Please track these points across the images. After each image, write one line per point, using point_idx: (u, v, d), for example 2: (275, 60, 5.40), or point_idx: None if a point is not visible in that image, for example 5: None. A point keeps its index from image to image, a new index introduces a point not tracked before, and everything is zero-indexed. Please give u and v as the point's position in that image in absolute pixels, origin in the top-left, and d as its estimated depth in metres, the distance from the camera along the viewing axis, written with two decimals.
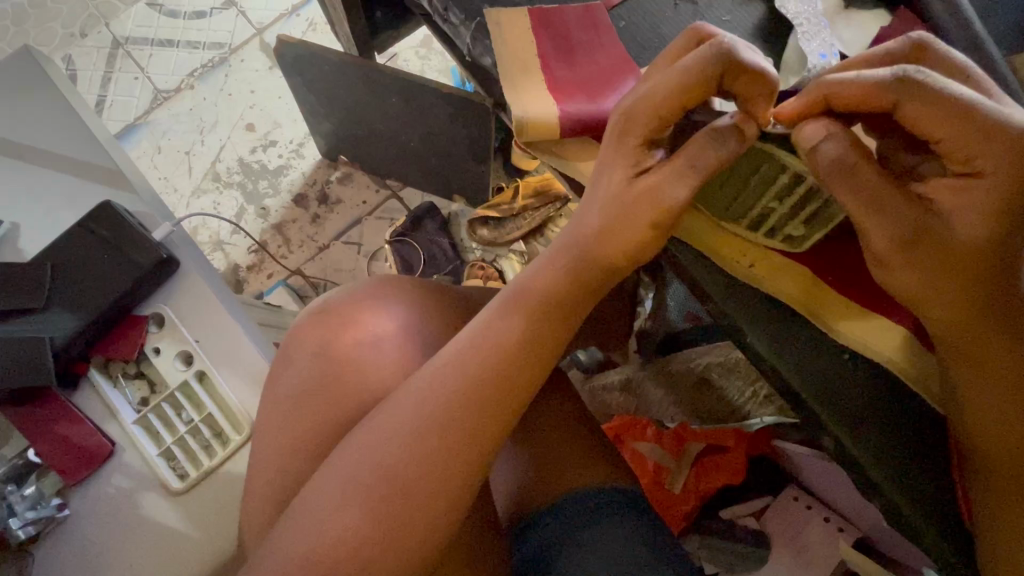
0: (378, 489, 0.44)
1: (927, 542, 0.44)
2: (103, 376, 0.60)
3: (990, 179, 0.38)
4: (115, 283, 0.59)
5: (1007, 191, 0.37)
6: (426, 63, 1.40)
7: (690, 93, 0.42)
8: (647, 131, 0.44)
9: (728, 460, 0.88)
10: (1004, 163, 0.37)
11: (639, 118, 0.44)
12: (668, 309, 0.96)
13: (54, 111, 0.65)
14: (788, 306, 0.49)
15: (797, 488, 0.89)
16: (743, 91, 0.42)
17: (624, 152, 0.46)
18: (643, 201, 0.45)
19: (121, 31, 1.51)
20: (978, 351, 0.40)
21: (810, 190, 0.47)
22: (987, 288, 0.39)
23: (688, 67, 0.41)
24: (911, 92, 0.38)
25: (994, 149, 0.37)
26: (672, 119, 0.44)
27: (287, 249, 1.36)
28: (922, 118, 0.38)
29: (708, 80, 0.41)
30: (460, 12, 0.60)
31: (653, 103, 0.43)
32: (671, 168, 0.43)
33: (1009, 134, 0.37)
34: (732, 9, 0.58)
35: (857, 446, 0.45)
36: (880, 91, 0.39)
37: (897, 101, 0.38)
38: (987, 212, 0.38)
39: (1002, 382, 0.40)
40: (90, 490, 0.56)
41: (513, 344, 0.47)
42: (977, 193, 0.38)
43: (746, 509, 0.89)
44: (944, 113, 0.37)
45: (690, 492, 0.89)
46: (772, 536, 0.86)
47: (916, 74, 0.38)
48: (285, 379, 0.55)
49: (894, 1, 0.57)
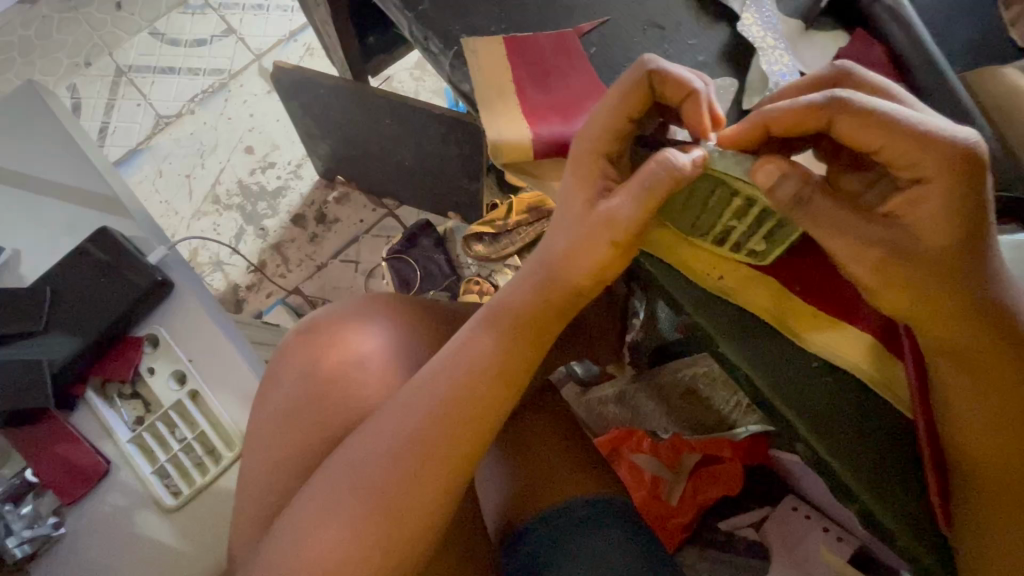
0: (365, 502, 0.45)
1: (903, 543, 0.45)
2: (99, 397, 0.61)
3: (933, 183, 0.38)
4: (113, 305, 0.61)
5: (955, 192, 0.38)
6: (420, 84, 1.44)
7: (625, 97, 0.47)
8: (599, 147, 0.48)
9: (726, 470, 0.88)
10: (945, 169, 0.38)
11: (591, 133, 0.48)
12: (660, 320, 0.99)
13: (56, 142, 0.67)
14: (758, 317, 0.51)
15: (797, 498, 0.88)
16: (674, 97, 0.47)
17: (580, 175, 0.49)
18: (601, 225, 0.46)
19: (124, 60, 1.56)
20: (959, 349, 0.41)
21: (763, 212, 0.47)
22: (959, 291, 0.40)
23: (624, 79, 0.48)
24: (841, 109, 0.39)
25: (928, 154, 0.38)
26: (621, 130, 0.48)
27: (285, 269, 1.38)
28: (856, 133, 0.39)
29: (642, 85, 0.47)
30: (439, 41, 0.62)
31: (590, 142, 0.48)
32: (629, 193, 0.45)
33: (942, 139, 0.38)
34: (698, 33, 0.60)
35: (828, 450, 0.47)
36: (813, 112, 0.40)
37: (831, 119, 0.40)
38: (947, 213, 0.39)
39: (974, 380, 0.41)
40: (86, 509, 0.57)
41: (487, 361, 0.48)
42: (931, 200, 0.39)
43: (746, 519, 0.89)
44: (871, 126, 0.39)
45: (687, 502, 0.88)
46: (772, 546, 0.86)
47: (846, 95, 0.40)
48: (274, 396, 0.56)
49: (851, 24, 0.60)
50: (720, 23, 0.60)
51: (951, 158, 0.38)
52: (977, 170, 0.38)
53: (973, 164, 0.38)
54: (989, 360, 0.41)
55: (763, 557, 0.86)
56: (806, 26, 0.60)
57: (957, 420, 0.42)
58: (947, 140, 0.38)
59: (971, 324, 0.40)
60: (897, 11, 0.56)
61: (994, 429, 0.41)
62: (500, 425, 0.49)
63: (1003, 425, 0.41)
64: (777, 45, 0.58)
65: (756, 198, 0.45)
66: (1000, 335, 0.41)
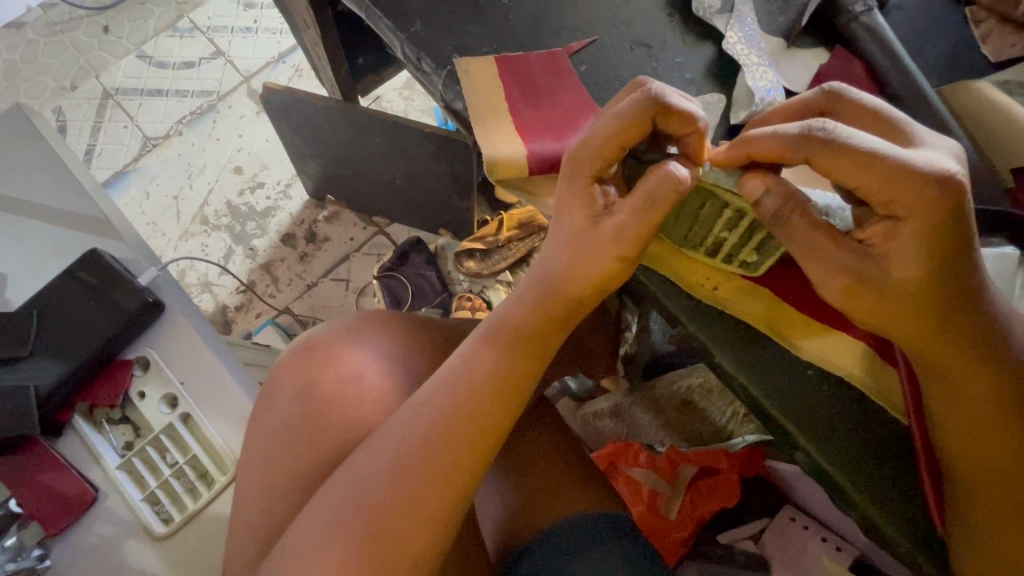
0: (362, 527, 0.44)
1: (901, 547, 0.46)
2: (87, 423, 0.60)
3: (909, 221, 0.39)
4: (101, 328, 0.60)
5: (931, 224, 0.38)
6: (409, 103, 1.46)
7: (625, 129, 0.45)
8: (594, 170, 0.48)
9: (722, 482, 0.88)
10: (920, 203, 0.38)
11: (585, 157, 0.47)
12: (652, 333, 1.00)
13: (44, 164, 0.67)
14: (752, 327, 0.51)
15: (793, 508, 0.88)
16: (677, 132, 0.46)
17: (578, 192, 0.49)
18: (608, 240, 0.47)
19: (112, 83, 1.56)
20: (942, 367, 0.42)
21: (753, 223, 0.49)
22: (935, 315, 0.41)
23: (623, 109, 0.45)
24: (816, 148, 0.40)
25: (902, 193, 0.38)
26: (614, 158, 0.47)
27: (275, 288, 1.37)
28: (835, 168, 0.40)
29: (644, 119, 0.45)
30: (432, 61, 0.62)
31: (596, 145, 0.46)
32: (634, 208, 0.45)
33: (920, 178, 0.38)
34: (684, 51, 0.61)
35: (827, 458, 0.47)
36: (790, 148, 0.41)
37: (809, 156, 0.41)
38: (921, 250, 0.39)
39: (956, 400, 0.42)
40: (73, 540, 0.56)
41: (486, 378, 0.48)
42: (903, 235, 0.40)
43: (743, 532, 0.89)
44: (849, 163, 0.39)
45: (687, 516, 0.88)
46: (772, 559, 0.86)
47: (824, 129, 0.40)
48: (270, 417, 0.55)
49: (831, 43, 0.62)
50: (705, 42, 0.62)
51: (925, 198, 0.38)
52: (954, 208, 0.38)
53: (949, 202, 0.38)
54: (971, 378, 0.42)
55: (764, 567, 0.85)
56: (788, 44, 0.62)
57: (947, 436, 0.43)
58: (923, 177, 0.38)
59: (956, 341, 0.41)
60: (873, 30, 0.58)
61: (982, 444, 0.42)
62: (502, 441, 0.48)
63: (981, 446, 0.42)
64: (761, 62, 0.59)
65: (746, 210, 0.48)
66: (982, 355, 0.42)
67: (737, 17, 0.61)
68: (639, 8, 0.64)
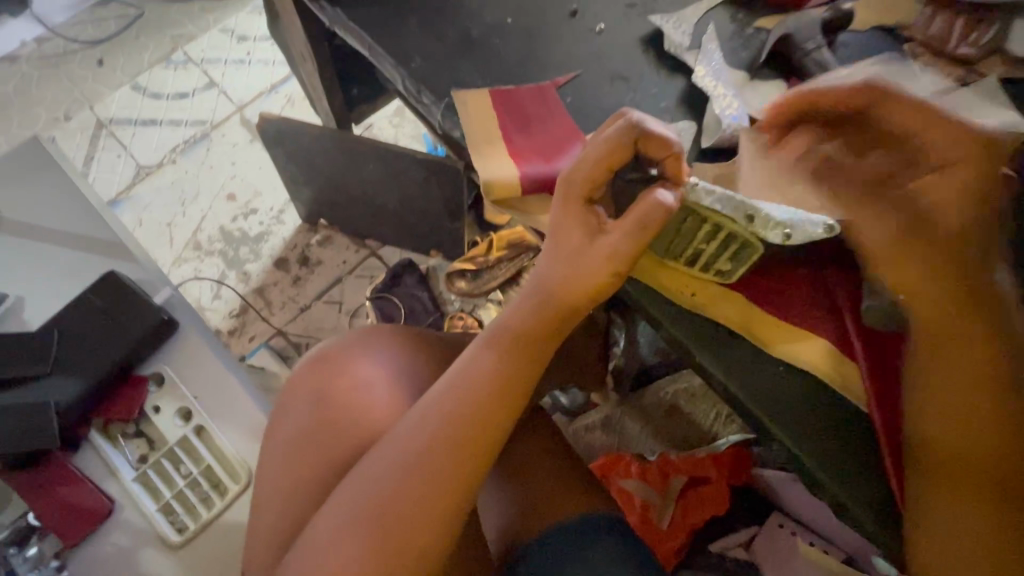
0: (374, 519, 0.48)
1: (866, 526, 0.51)
2: (103, 437, 0.62)
3: (960, 169, 0.45)
4: (118, 345, 0.63)
5: (975, 177, 0.45)
6: (399, 131, 1.53)
7: (610, 152, 0.51)
8: (586, 190, 0.53)
9: (712, 492, 0.92)
10: (970, 153, 0.45)
11: (577, 179, 0.53)
12: (641, 345, 1.06)
13: (59, 191, 0.71)
14: (728, 330, 0.56)
15: (782, 514, 0.91)
16: (656, 153, 0.52)
17: (573, 210, 0.53)
18: (599, 254, 0.52)
19: (106, 114, 1.61)
20: (940, 335, 0.46)
21: (729, 235, 0.54)
22: (961, 267, 0.46)
23: (608, 135, 0.52)
24: (879, 98, 0.47)
25: (955, 140, 0.45)
26: (603, 179, 0.53)
27: (269, 311, 1.40)
28: (896, 117, 0.47)
29: (625, 143, 0.51)
30: (431, 93, 0.68)
31: (584, 167, 0.52)
32: (625, 230, 0.50)
33: (969, 129, 0.45)
34: (660, 83, 0.68)
35: (797, 446, 0.52)
36: (855, 96, 0.48)
37: (868, 106, 0.48)
38: (960, 198, 0.45)
39: (936, 381, 0.46)
40: (90, 550, 0.58)
41: (491, 379, 0.52)
42: (953, 180, 0.45)
43: (734, 540, 0.92)
44: (910, 111, 0.46)
45: (677, 527, 0.91)
46: (761, 564, 0.88)
47: (884, 84, 0.48)
48: (286, 425, 0.59)
49: (788, 73, 0.67)
50: (677, 76, 0.68)
51: (974, 148, 0.45)
52: (993, 165, 0.45)
53: (990, 159, 0.45)
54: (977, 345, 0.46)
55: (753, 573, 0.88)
56: (751, 76, 0.67)
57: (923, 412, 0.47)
58: (973, 131, 0.45)
59: (954, 315, 0.46)
60: (826, 65, 0.65)
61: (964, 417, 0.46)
62: (504, 439, 0.52)
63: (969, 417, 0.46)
64: (727, 91, 0.65)
65: (724, 224, 0.52)
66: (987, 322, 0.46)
67: (704, 53, 0.67)
68: (617, 45, 0.70)
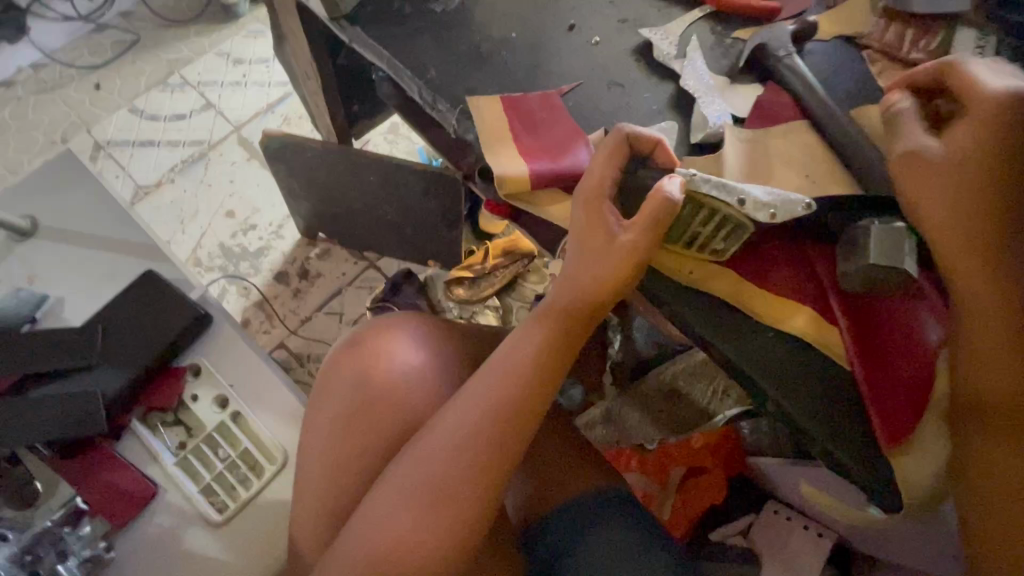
0: (429, 489, 0.54)
1: (855, 473, 0.57)
2: (144, 426, 0.67)
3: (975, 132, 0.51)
4: (158, 340, 0.68)
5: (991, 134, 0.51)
6: (394, 147, 1.60)
7: (611, 151, 0.60)
8: (601, 189, 0.60)
9: (709, 480, 0.97)
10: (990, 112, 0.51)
11: (590, 179, 0.60)
12: (635, 338, 1.16)
13: (91, 201, 0.76)
14: (724, 303, 0.62)
15: (776, 501, 0.96)
16: (647, 148, 0.62)
17: (592, 206, 0.59)
18: (618, 250, 0.58)
19: (103, 135, 1.65)
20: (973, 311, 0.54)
21: (724, 217, 0.60)
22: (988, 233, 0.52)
23: (607, 139, 0.61)
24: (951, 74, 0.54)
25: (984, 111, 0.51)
26: (612, 177, 0.60)
27: (270, 324, 1.44)
28: (958, 88, 0.54)
29: (622, 143, 0.60)
30: (445, 101, 0.75)
31: (592, 165, 0.60)
32: (641, 226, 0.56)
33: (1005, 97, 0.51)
34: (650, 88, 0.76)
35: (793, 403, 0.58)
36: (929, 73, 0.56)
37: (941, 77, 0.55)
38: (974, 156, 0.51)
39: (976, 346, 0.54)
40: (136, 531, 0.62)
41: (535, 354, 0.59)
42: (968, 137, 0.52)
43: (734, 528, 0.97)
44: (969, 87, 0.53)
45: (680, 516, 0.97)
46: (761, 551, 0.93)
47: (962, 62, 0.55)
48: (326, 407, 0.64)
49: (765, 78, 0.75)
50: (666, 81, 0.76)
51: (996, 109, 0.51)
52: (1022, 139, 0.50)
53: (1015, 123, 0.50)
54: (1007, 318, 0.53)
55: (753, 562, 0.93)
56: (731, 80, 0.75)
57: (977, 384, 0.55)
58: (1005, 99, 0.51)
59: (982, 263, 0.52)
60: (796, 68, 0.71)
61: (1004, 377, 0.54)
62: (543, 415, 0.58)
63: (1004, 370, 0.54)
64: (710, 95, 0.73)
65: (720, 208, 0.59)
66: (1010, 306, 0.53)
67: (689, 61, 0.75)
68: (610, 55, 0.78)
